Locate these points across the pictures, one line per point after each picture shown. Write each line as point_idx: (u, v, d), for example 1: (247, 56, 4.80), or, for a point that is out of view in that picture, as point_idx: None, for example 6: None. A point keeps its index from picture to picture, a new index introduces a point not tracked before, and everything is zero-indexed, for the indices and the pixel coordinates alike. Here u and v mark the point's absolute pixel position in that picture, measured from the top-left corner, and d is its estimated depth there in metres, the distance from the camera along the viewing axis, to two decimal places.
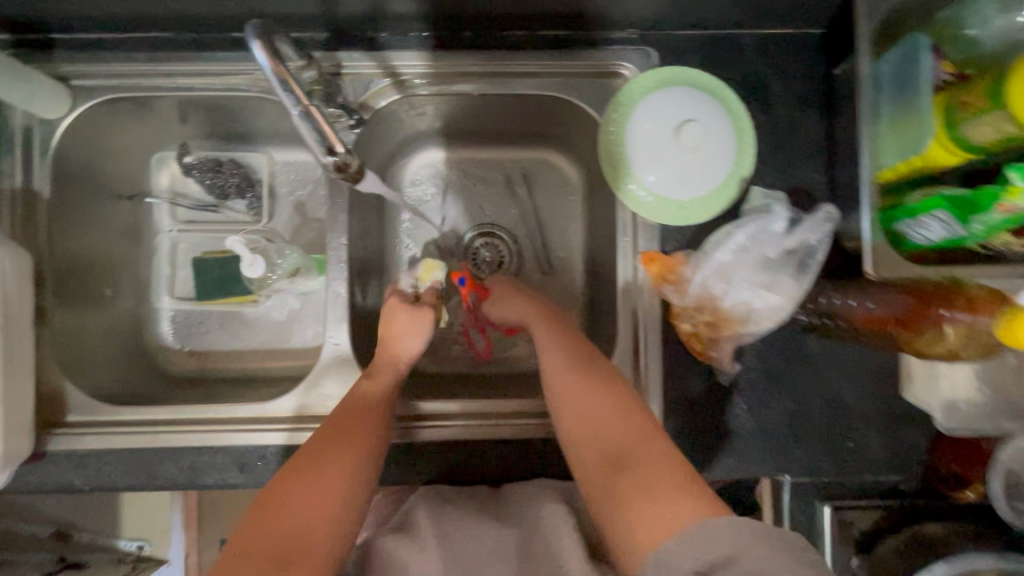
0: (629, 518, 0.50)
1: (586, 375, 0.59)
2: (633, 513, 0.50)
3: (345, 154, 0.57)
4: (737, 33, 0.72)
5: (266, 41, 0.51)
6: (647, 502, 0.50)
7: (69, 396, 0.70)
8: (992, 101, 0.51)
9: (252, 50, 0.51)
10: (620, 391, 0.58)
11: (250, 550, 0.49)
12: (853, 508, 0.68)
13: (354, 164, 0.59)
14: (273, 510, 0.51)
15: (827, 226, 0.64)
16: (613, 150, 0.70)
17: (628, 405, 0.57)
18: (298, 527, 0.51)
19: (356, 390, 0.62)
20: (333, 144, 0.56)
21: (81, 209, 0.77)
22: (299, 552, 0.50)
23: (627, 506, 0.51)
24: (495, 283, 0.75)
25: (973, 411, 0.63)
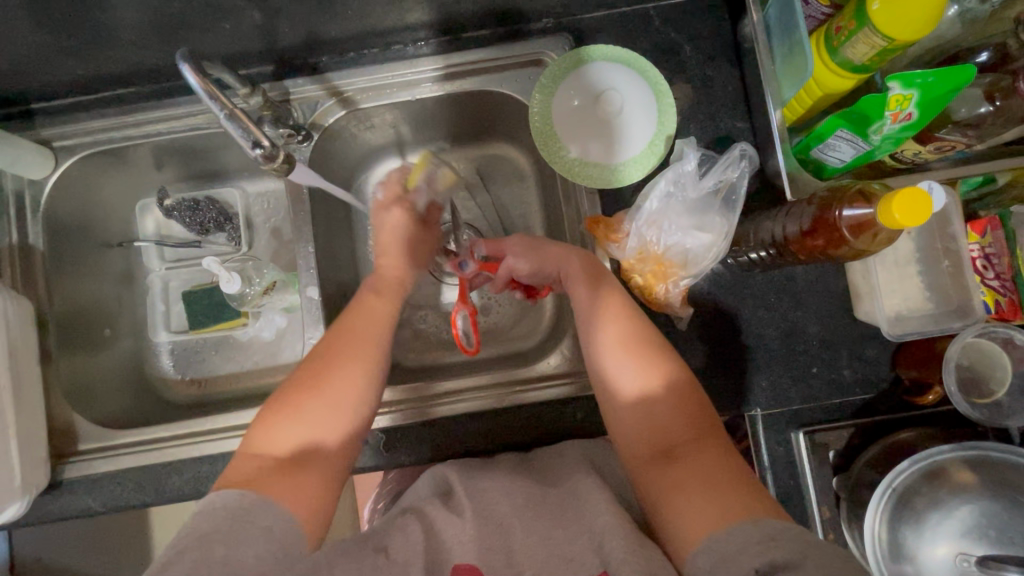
0: (671, 496, 0.54)
1: (650, 364, 0.61)
2: (684, 502, 0.53)
3: (271, 146, 0.61)
4: (644, 7, 0.78)
5: (194, 61, 0.56)
6: (693, 486, 0.53)
7: (79, 427, 0.76)
8: (857, 20, 0.55)
9: (182, 73, 0.56)
10: (685, 387, 0.60)
11: (263, 454, 0.56)
12: (824, 430, 0.70)
13: (281, 156, 0.62)
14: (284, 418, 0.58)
15: (742, 163, 0.68)
16: (543, 129, 0.75)
17: (689, 395, 0.60)
18: (312, 434, 0.58)
19: (363, 304, 0.68)
20: (258, 138, 0.60)
21: (75, 258, 0.84)
22: (313, 455, 0.57)
23: (673, 485, 0.54)
24: (512, 242, 0.76)
25: (918, 317, 0.66)
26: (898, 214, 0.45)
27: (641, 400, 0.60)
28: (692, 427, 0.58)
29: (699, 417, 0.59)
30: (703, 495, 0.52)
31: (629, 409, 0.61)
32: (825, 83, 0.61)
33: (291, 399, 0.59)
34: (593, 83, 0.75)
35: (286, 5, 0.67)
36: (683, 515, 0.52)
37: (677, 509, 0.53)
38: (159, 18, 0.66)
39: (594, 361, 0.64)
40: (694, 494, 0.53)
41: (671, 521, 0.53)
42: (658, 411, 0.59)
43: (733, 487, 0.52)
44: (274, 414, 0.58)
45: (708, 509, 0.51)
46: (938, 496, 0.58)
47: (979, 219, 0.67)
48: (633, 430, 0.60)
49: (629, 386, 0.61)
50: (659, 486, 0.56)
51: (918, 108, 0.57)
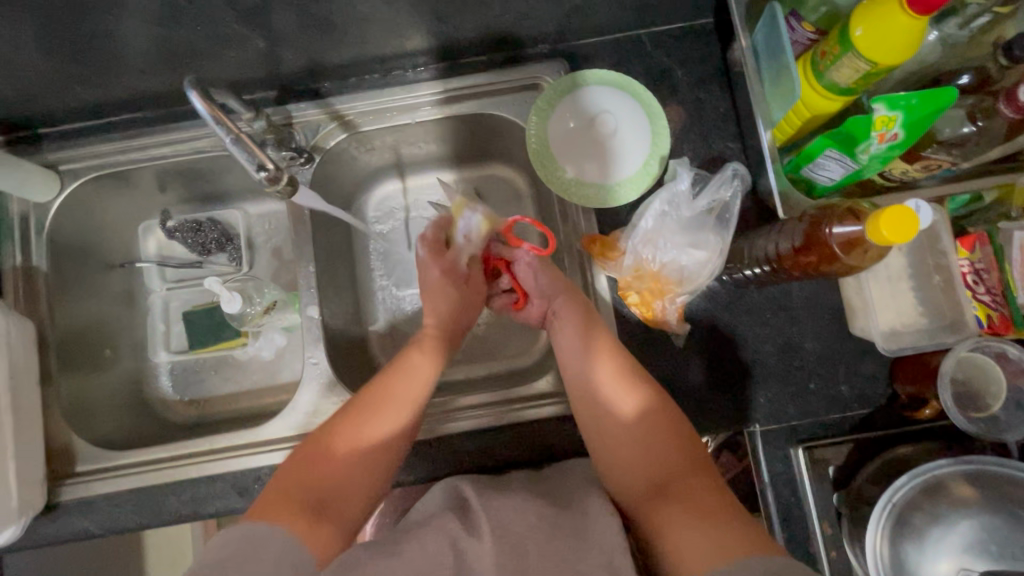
0: (666, 530, 0.56)
1: (641, 407, 0.65)
2: (680, 537, 0.54)
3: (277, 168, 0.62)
4: (636, 33, 0.80)
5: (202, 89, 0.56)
6: (689, 518, 0.55)
7: (77, 448, 0.76)
8: (841, 46, 0.57)
9: (189, 99, 0.56)
10: (676, 427, 0.64)
11: (285, 492, 0.59)
12: (823, 446, 0.71)
13: (286, 177, 0.64)
14: (316, 462, 0.62)
15: (735, 183, 0.70)
16: (541, 149, 0.76)
17: (678, 434, 0.63)
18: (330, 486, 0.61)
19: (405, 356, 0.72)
20: (263, 161, 0.61)
21: (77, 280, 0.85)
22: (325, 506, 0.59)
23: (668, 520, 0.57)
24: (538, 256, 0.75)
25: (912, 332, 0.67)
26: (887, 231, 0.46)
27: (635, 443, 0.65)
28: (683, 463, 0.61)
29: (690, 454, 0.62)
30: (698, 526, 0.54)
31: (625, 450, 0.65)
32: (813, 105, 0.63)
33: (323, 452, 0.63)
34: (589, 105, 0.77)
35: (290, 34, 0.69)
36: (680, 546, 0.54)
37: (673, 542, 0.54)
38: (167, 47, 0.68)
39: (585, 401, 0.68)
40: (689, 525, 0.55)
41: (669, 556, 0.54)
42: (651, 452, 0.63)
43: (731, 519, 0.54)
44: (306, 465, 0.62)
45: (704, 540, 0.52)
46: (939, 511, 0.58)
47: (968, 236, 0.67)
48: (629, 469, 0.64)
49: (628, 429, 0.65)
50: (655, 521, 0.58)
51: (904, 129, 0.58)
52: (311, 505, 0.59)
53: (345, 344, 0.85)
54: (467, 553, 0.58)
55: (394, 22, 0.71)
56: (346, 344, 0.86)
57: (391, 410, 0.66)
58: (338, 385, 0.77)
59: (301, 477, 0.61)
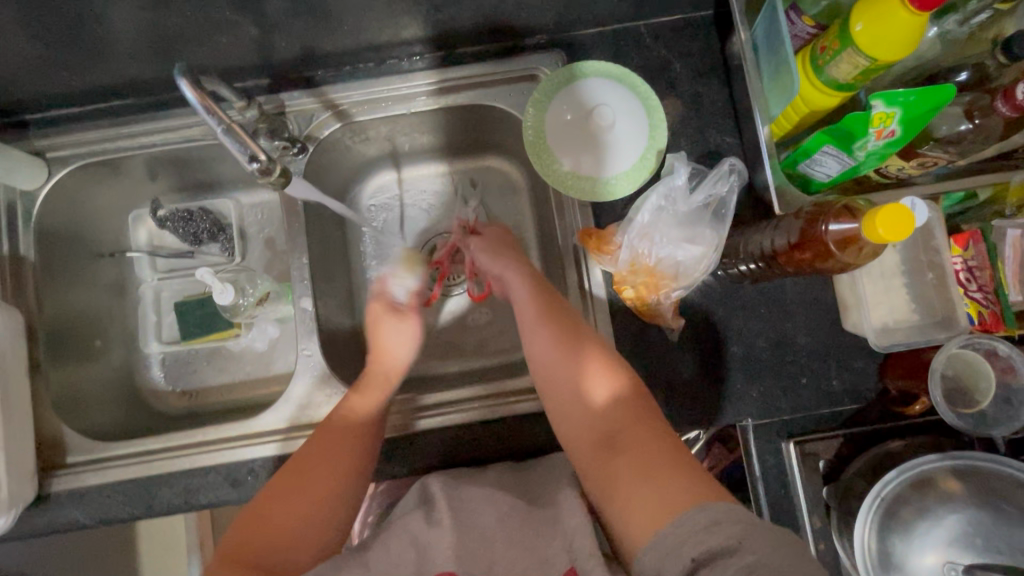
0: (617, 487, 0.59)
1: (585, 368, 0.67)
2: (632, 496, 0.57)
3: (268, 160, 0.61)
4: (635, 25, 0.79)
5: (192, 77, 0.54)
6: (636, 476, 0.58)
7: (67, 440, 0.75)
8: (841, 41, 0.57)
9: (179, 88, 0.54)
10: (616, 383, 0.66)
11: (253, 537, 0.58)
12: (814, 441, 0.72)
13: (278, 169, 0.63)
14: (277, 500, 0.61)
15: (732, 178, 0.68)
16: (538, 141, 0.76)
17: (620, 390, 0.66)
18: (294, 522, 0.60)
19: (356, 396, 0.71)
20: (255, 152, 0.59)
21: (67, 269, 0.84)
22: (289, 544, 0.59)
23: (618, 477, 0.59)
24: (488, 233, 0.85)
25: (904, 329, 0.67)
26: (882, 229, 0.45)
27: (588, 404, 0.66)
28: (633, 416, 0.64)
29: (638, 409, 0.64)
30: (644, 485, 0.57)
31: (577, 413, 0.67)
32: (812, 101, 0.62)
33: (288, 479, 0.63)
34: (586, 98, 0.76)
35: (282, 20, 0.68)
36: (630, 504, 0.56)
37: (623, 501, 0.57)
38: (156, 31, 0.67)
39: (543, 372, 0.70)
40: (637, 482, 0.57)
41: (619, 513, 0.57)
42: (601, 409, 0.65)
43: (673, 471, 0.57)
44: (274, 491, 0.62)
45: (651, 497, 0.55)
46: (926, 505, 0.59)
47: (963, 233, 0.68)
48: (581, 430, 0.66)
49: (575, 393, 0.67)
50: (607, 478, 0.61)
51: (901, 125, 0.58)
52: (278, 546, 0.58)
53: (338, 336, 0.85)
54: (434, 544, 0.59)
55: (388, 9, 0.70)
56: (341, 336, 0.86)
57: (340, 437, 0.66)
58: (332, 376, 0.77)
59: (278, 504, 0.61)
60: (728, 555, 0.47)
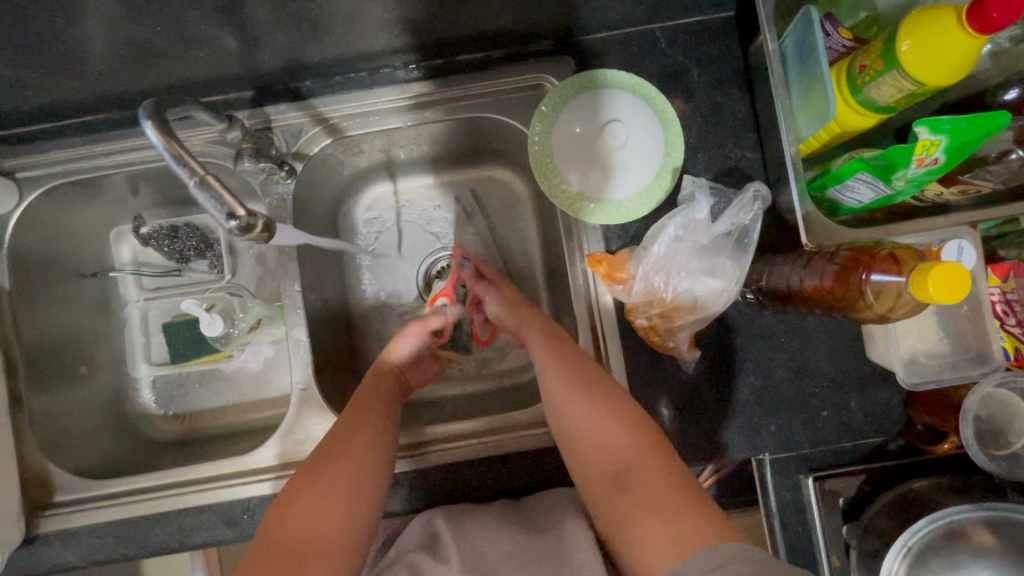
0: (628, 523, 0.55)
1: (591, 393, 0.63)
2: (647, 533, 0.53)
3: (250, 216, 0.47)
4: (650, 28, 0.73)
5: (158, 119, 0.48)
6: (647, 512, 0.54)
7: (55, 477, 0.72)
8: (884, 61, 0.51)
9: (144, 131, 0.48)
10: (624, 409, 0.62)
11: (268, 553, 0.53)
12: (835, 477, 0.68)
13: (260, 225, 0.50)
14: (295, 508, 0.56)
15: (757, 205, 0.63)
16: (544, 159, 0.71)
17: (630, 415, 0.61)
18: (313, 530, 0.55)
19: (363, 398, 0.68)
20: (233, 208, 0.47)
21: (46, 294, 0.80)
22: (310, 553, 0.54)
23: (628, 513, 0.56)
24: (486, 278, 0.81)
25: (934, 364, 0.64)
26: (932, 288, 0.41)
27: (595, 438, 0.61)
28: (641, 451, 0.59)
29: (646, 436, 0.60)
30: (656, 521, 0.53)
31: (585, 446, 0.62)
32: (847, 123, 0.57)
33: (319, 469, 0.60)
34: (596, 111, 0.70)
35: (264, 32, 0.62)
36: (641, 541, 0.53)
37: (635, 539, 0.54)
38: (123, 46, 0.61)
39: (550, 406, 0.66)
40: (648, 519, 0.54)
41: (631, 553, 0.54)
42: (608, 441, 0.61)
43: (682, 505, 0.53)
44: (293, 496, 0.58)
45: (664, 535, 0.52)
46: (957, 558, 0.56)
47: (1003, 263, 0.64)
48: (588, 464, 0.61)
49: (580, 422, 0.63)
50: (618, 515, 0.57)
51: (946, 154, 0.53)
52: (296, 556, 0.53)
53: (335, 360, 0.81)
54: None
55: (381, 17, 0.63)
56: (337, 361, 0.82)
57: (359, 442, 0.62)
58: (328, 408, 0.73)
59: (299, 509, 0.56)
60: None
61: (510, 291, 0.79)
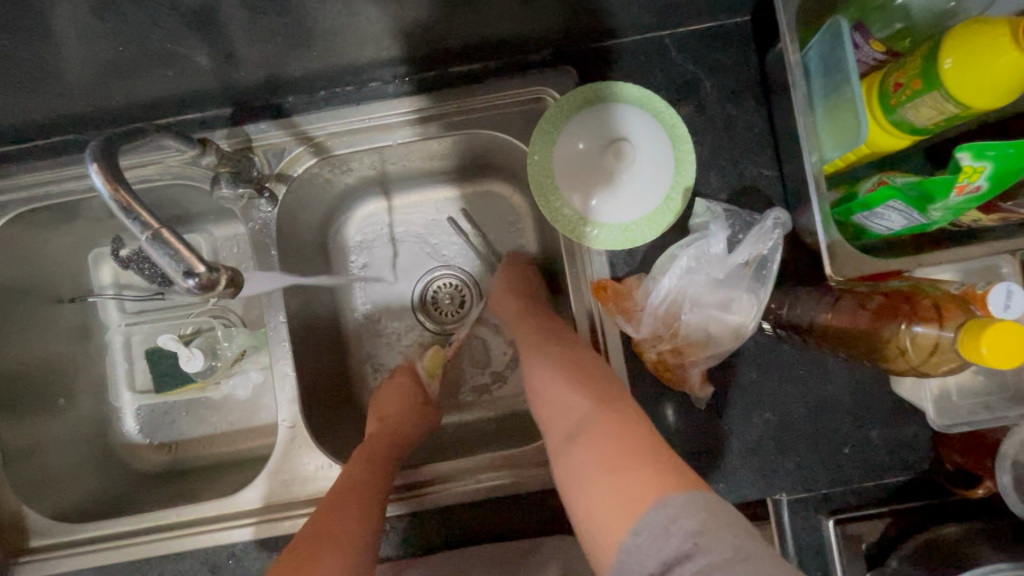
0: (584, 479, 0.51)
1: (562, 361, 0.61)
2: (600, 485, 0.50)
3: (211, 271, 0.43)
4: (658, 36, 0.68)
5: (106, 161, 0.43)
6: (597, 471, 0.50)
7: (31, 520, 0.69)
8: (923, 80, 0.46)
9: (89, 175, 0.43)
10: (592, 371, 0.59)
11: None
12: (858, 520, 0.63)
13: (225, 280, 0.45)
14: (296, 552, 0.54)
15: (776, 233, 0.58)
16: (544, 179, 0.66)
17: (596, 378, 0.58)
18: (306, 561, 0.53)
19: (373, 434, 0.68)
20: (192, 264, 0.43)
21: (22, 324, 0.76)
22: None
23: (584, 465, 0.52)
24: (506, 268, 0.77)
25: (969, 404, 0.59)
26: (985, 348, 0.36)
27: (559, 398, 0.58)
28: (602, 405, 0.55)
29: (606, 395, 0.56)
30: (610, 472, 0.50)
31: (546, 402, 0.59)
32: (878, 145, 0.52)
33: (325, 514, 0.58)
34: (602, 126, 0.65)
35: (238, 49, 0.57)
36: (593, 500, 0.49)
37: (586, 495, 0.50)
38: (84, 66, 0.56)
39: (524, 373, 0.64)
40: (598, 475, 0.50)
41: (584, 512, 0.50)
42: (572, 401, 0.57)
43: (636, 458, 0.49)
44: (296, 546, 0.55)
45: (617, 486, 0.48)
46: None
47: None
48: (549, 421, 0.58)
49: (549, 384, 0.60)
50: (574, 466, 0.53)
51: (989, 181, 0.48)
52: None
53: (325, 389, 0.77)
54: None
55: (366, 31, 0.58)
56: (328, 390, 0.78)
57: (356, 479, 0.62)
58: (316, 446, 0.69)
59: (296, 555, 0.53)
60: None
61: (523, 269, 0.77)
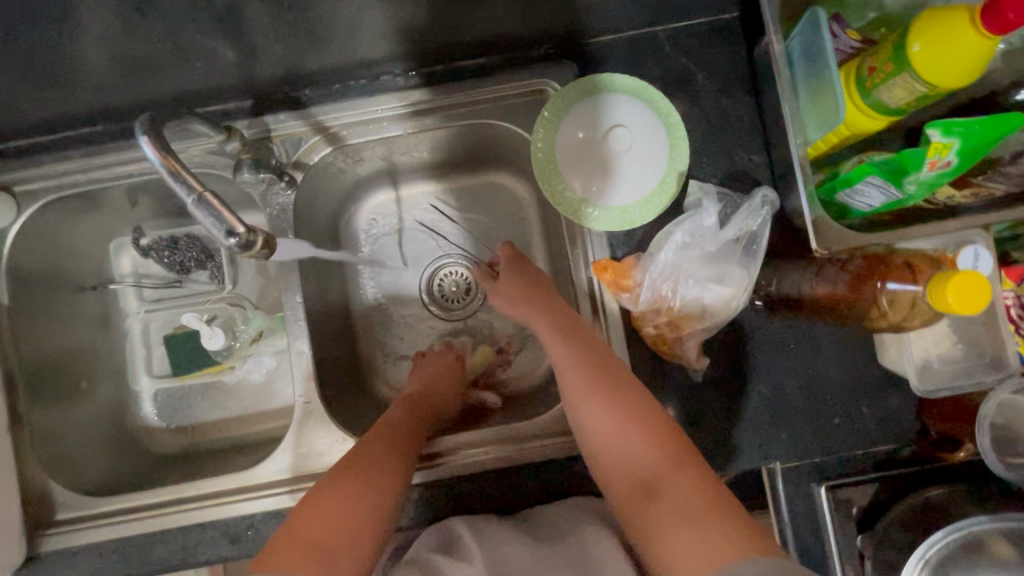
0: (660, 535, 0.53)
1: (615, 401, 0.60)
2: (677, 542, 0.51)
3: (249, 233, 0.47)
4: (652, 31, 0.72)
5: (156, 134, 0.47)
6: (679, 527, 0.52)
7: (55, 495, 0.71)
8: (895, 63, 0.50)
9: (142, 148, 0.47)
10: (650, 414, 0.59)
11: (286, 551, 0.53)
12: (848, 485, 0.66)
13: (260, 241, 0.49)
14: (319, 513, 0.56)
15: (765, 210, 0.62)
16: (547, 165, 0.70)
17: (655, 421, 0.58)
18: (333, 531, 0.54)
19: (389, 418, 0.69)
20: (233, 226, 0.46)
21: (48, 309, 0.79)
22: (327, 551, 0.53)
23: (657, 522, 0.54)
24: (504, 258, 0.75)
25: (950, 370, 0.62)
26: (951, 297, 0.40)
27: (620, 443, 0.59)
28: (668, 459, 0.56)
29: (668, 445, 0.57)
30: (688, 531, 0.51)
31: (604, 443, 0.60)
32: (857, 126, 0.56)
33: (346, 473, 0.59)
34: (600, 115, 0.70)
35: (262, 42, 0.61)
36: (672, 553, 0.51)
37: (662, 548, 0.52)
38: (118, 59, 0.60)
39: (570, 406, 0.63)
40: (676, 531, 0.52)
41: (660, 562, 0.52)
42: (636, 450, 0.58)
43: (714, 518, 0.51)
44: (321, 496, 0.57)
45: (694, 545, 0.50)
46: (976, 569, 0.54)
47: (1015, 265, 0.63)
48: (611, 467, 0.59)
49: (605, 424, 0.60)
50: (647, 520, 0.55)
51: (958, 156, 0.52)
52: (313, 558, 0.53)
53: (338, 371, 0.80)
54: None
55: (382, 25, 0.62)
56: (340, 372, 0.81)
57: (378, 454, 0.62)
58: (331, 421, 0.72)
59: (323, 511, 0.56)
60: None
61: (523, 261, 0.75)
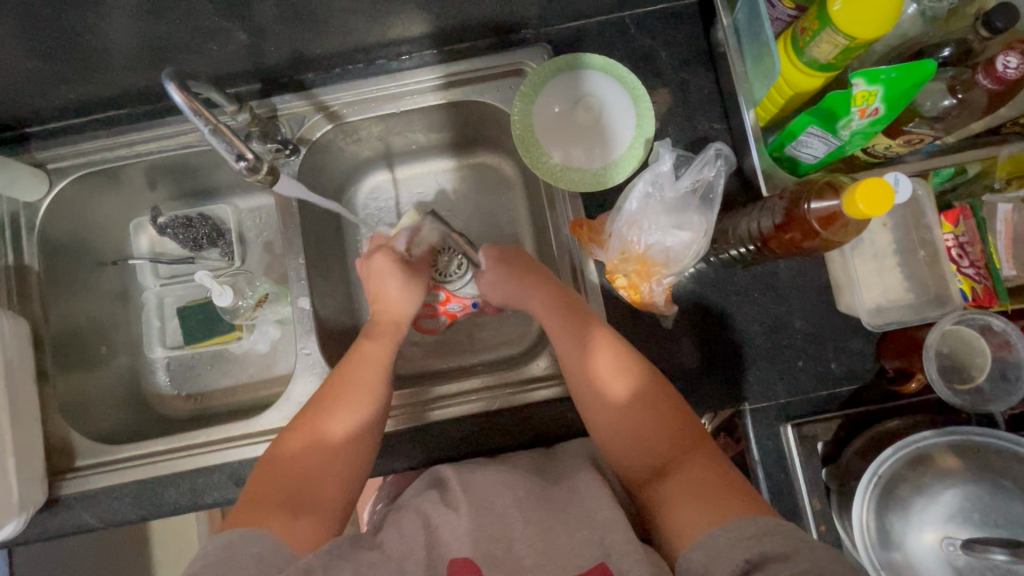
0: (671, 508, 0.56)
1: (630, 392, 0.64)
2: (685, 512, 0.55)
3: (256, 159, 0.62)
4: (619, 16, 0.80)
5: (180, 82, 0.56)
6: (685, 499, 0.56)
7: (76, 444, 0.77)
8: (820, 21, 0.57)
9: (168, 92, 0.56)
10: (662, 403, 0.64)
11: (263, 496, 0.60)
12: (813, 422, 0.71)
13: (266, 168, 0.64)
14: (296, 464, 0.63)
15: (719, 162, 0.70)
16: (525, 134, 0.76)
17: (666, 410, 0.63)
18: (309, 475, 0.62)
19: (365, 351, 0.72)
20: (244, 151, 0.61)
21: (72, 280, 0.86)
22: (303, 493, 0.61)
23: (666, 496, 0.58)
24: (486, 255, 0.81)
25: (899, 308, 0.67)
26: (862, 203, 0.47)
27: (632, 430, 0.63)
28: (677, 444, 0.61)
29: (676, 430, 0.62)
30: (696, 502, 0.55)
31: (614, 430, 0.64)
32: (796, 83, 0.63)
33: (316, 420, 0.66)
34: (572, 90, 0.77)
35: (270, 25, 0.69)
36: (677, 523, 0.55)
37: (671, 522, 0.56)
38: (146, 41, 0.68)
39: (582, 396, 0.67)
40: (684, 503, 0.56)
41: (667, 532, 0.56)
42: (648, 436, 0.62)
43: (717, 491, 0.55)
44: (294, 446, 0.64)
45: (700, 512, 0.54)
46: (923, 482, 0.59)
47: (951, 210, 0.68)
48: (622, 453, 0.63)
49: (617, 412, 0.64)
50: (657, 496, 0.59)
51: (884, 103, 0.58)
52: (291, 499, 0.60)
53: (337, 333, 0.86)
54: (446, 531, 0.57)
55: (375, 10, 0.71)
56: (339, 335, 0.87)
57: (356, 397, 0.67)
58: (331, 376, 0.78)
59: (301, 461, 0.63)
60: (779, 558, 0.45)
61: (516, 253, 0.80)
